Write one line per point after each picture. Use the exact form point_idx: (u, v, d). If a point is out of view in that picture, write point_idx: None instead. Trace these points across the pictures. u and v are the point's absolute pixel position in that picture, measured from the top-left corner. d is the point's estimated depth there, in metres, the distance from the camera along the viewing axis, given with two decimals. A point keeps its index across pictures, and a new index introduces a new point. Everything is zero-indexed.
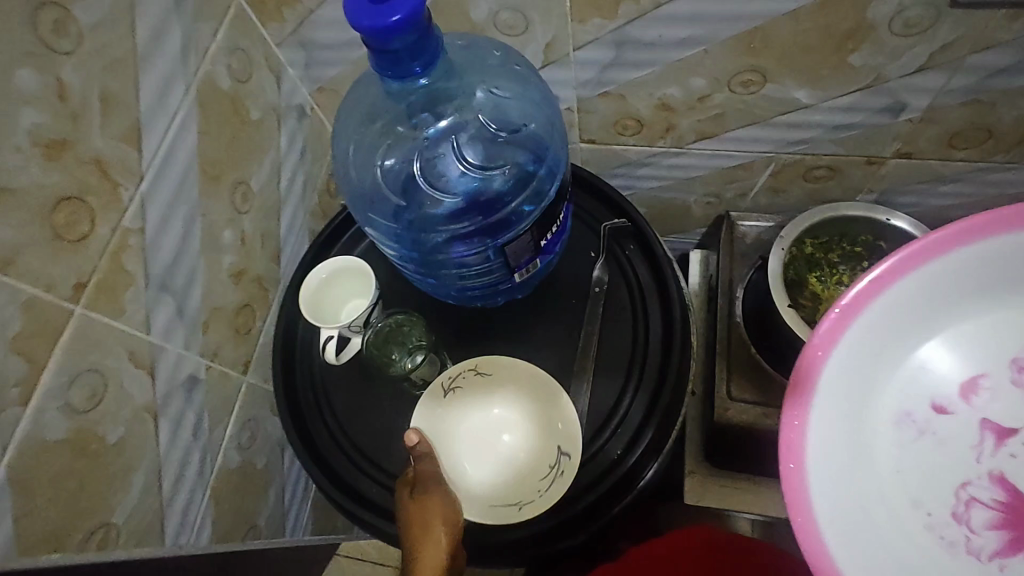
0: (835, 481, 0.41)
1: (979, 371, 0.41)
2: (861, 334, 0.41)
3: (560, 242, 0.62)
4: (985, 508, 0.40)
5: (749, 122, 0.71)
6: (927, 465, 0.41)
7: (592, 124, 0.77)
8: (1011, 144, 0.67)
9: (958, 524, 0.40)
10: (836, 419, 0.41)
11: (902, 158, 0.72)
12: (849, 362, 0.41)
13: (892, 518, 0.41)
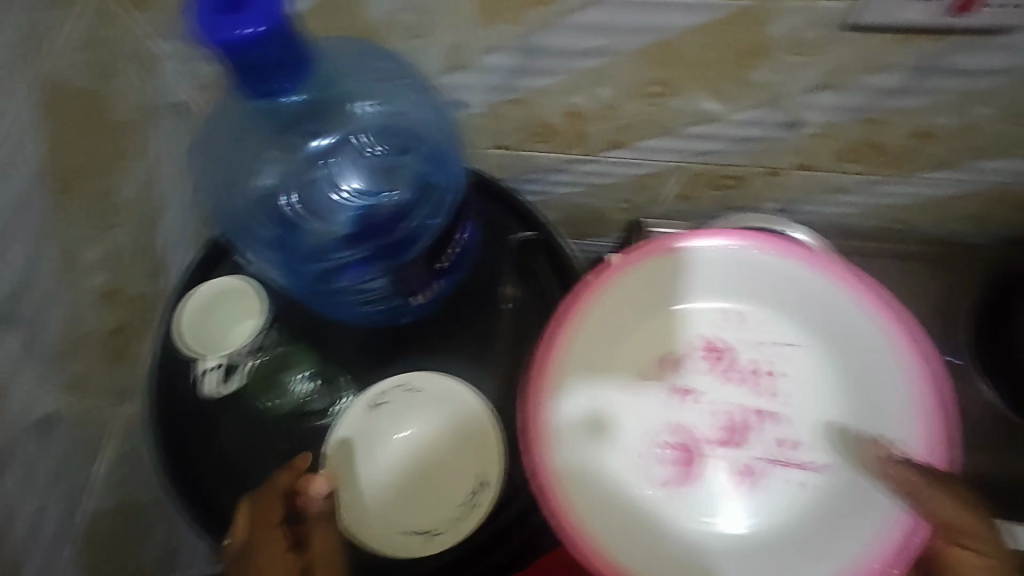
0: (579, 407, 0.57)
1: (671, 351, 0.58)
2: (594, 314, 0.57)
3: (457, 260, 0.60)
4: (670, 453, 0.56)
5: (656, 133, 0.71)
6: (639, 432, 0.57)
7: (502, 130, 0.74)
8: (898, 160, 0.70)
9: (653, 467, 0.56)
10: (579, 369, 0.57)
11: (802, 170, 0.74)
12: (580, 350, 0.56)
13: (614, 463, 0.56)
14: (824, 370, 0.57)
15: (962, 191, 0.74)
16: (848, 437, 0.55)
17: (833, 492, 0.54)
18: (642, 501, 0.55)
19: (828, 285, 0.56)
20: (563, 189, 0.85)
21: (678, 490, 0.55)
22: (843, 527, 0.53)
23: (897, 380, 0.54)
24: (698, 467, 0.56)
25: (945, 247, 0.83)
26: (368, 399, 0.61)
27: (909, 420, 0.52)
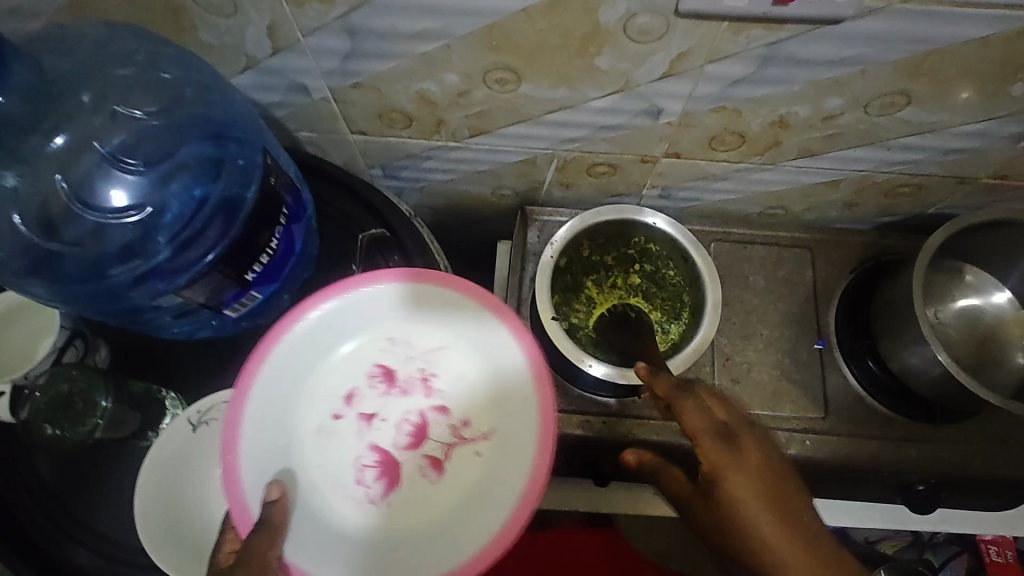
0: (263, 447, 0.53)
1: (367, 373, 0.57)
2: (275, 364, 0.55)
3: (285, 268, 0.55)
4: (372, 470, 0.55)
5: (516, 120, 0.67)
6: (333, 457, 0.55)
7: (357, 116, 0.69)
8: (764, 148, 0.68)
9: (357, 486, 0.54)
10: (263, 423, 0.54)
11: (673, 158, 0.72)
12: (265, 393, 0.54)
13: (319, 496, 0.54)
14: (482, 376, 0.57)
15: (834, 178, 0.73)
16: (511, 443, 0.54)
17: (500, 464, 0.54)
18: (362, 526, 0.53)
19: (502, 330, 0.56)
20: (437, 174, 0.81)
21: (405, 489, 0.54)
22: (504, 502, 0.52)
23: (525, 416, 0.54)
24: (399, 470, 0.55)
25: (823, 232, 0.82)
26: (188, 417, 0.56)
27: (533, 441, 0.53)
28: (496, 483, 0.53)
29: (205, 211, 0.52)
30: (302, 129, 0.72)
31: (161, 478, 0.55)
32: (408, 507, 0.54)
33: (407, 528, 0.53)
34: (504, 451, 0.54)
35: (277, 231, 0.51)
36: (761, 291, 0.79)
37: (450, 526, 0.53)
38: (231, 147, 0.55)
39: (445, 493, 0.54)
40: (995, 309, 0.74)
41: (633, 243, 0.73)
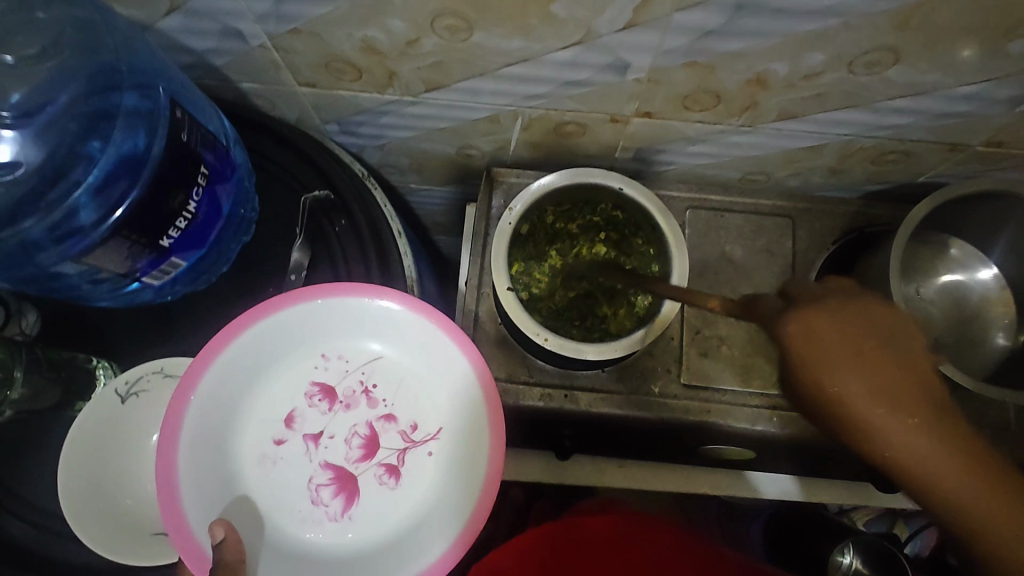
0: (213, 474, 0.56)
1: (304, 393, 0.60)
2: (209, 396, 0.56)
3: (214, 232, 0.51)
4: (329, 484, 0.58)
5: (473, 74, 0.61)
6: (285, 478, 0.58)
7: (302, 66, 0.63)
8: (741, 109, 0.63)
9: (316, 504, 0.57)
10: (210, 452, 0.56)
11: (645, 118, 0.67)
12: (202, 431, 0.56)
13: (283, 514, 0.57)
14: (421, 382, 0.60)
15: (818, 143, 0.68)
16: (463, 440, 0.59)
17: (452, 461, 0.59)
18: (332, 538, 0.57)
19: (440, 336, 0.59)
20: (396, 131, 0.75)
21: (365, 500, 0.58)
22: (467, 496, 0.57)
23: (473, 414, 0.58)
24: (356, 482, 0.58)
25: (806, 200, 0.78)
26: (116, 389, 0.55)
27: (484, 433, 0.57)
28: (452, 479, 0.58)
29: (112, 169, 0.48)
30: (245, 79, 0.66)
31: (84, 448, 0.54)
32: (371, 516, 0.57)
33: (379, 530, 0.57)
34: (456, 444, 0.59)
35: (195, 192, 0.47)
36: (737, 263, 0.76)
37: (418, 526, 0.57)
38: (132, 95, 0.50)
39: (407, 496, 0.58)
40: (979, 287, 0.70)
41: (599, 210, 0.69)
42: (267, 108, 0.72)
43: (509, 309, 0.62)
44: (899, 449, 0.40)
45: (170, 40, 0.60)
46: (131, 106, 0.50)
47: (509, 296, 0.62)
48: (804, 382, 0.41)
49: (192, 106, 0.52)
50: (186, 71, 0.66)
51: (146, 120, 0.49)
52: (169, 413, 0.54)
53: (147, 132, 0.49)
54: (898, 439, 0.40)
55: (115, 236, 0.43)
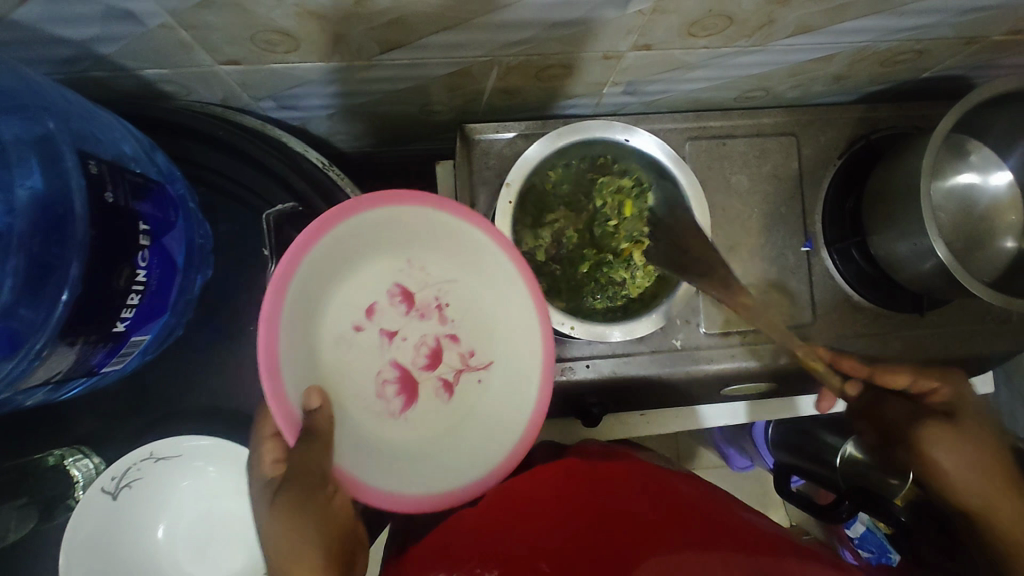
0: (295, 358, 0.48)
1: (385, 291, 0.53)
2: (309, 270, 0.49)
3: (173, 294, 0.44)
4: (393, 384, 0.53)
5: (441, 27, 0.50)
6: (353, 372, 0.52)
7: (219, 45, 0.50)
8: (754, 28, 0.54)
9: (379, 401, 0.52)
10: (296, 333, 0.49)
11: (643, 51, 0.57)
12: (296, 303, 0.49)
13: (348, 413, 0.51)
14: (489, 302, 0.55)
15: (830, 51, 0.61)
16: (515, 375, 0.54)
17: (503, 388, 0.54)
18: (387, 438, 0.52)
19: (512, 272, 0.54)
20: (347, 96, 0.63)
21: (422, 406, 0.53)
22: (504, 435, 0.53)
23: (527, 343, 0.54)
24: (417, 384, 0.54)
25: (808, 112, 0.72)
26: (103, 488, 0.48)
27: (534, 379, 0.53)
28: (499, 406, 0.54)
29: (19, 227, 0.36)
30: (147, 65, 0.52)
31: (94, 565, 0.48)
32: (428, 420, 0.53)
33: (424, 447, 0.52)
34: (500, 386, 0.54)
35: (141, 258, 0.40)
36: (745, 194, 0.71)
37: (457, 446, 0.53)
38: (11, 123, 0.37)
39: (455, 420, 0.54)
40: (990, 191, 0.68)
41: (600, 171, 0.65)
42: (180, 93, 0.57)
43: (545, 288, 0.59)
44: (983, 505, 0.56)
45: (33, 31, 0.45)
46: (18, 137, 0.37)
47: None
48: (929, 431, 0.59)
49: (94, 130, 0.40)
50: (63, 66, 0.50)
51: (39, 151, 0.37)
52: (288, 256, 0.47)
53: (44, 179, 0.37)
54: (978, 488, 0.57)
55: (62, 340, 0.36)
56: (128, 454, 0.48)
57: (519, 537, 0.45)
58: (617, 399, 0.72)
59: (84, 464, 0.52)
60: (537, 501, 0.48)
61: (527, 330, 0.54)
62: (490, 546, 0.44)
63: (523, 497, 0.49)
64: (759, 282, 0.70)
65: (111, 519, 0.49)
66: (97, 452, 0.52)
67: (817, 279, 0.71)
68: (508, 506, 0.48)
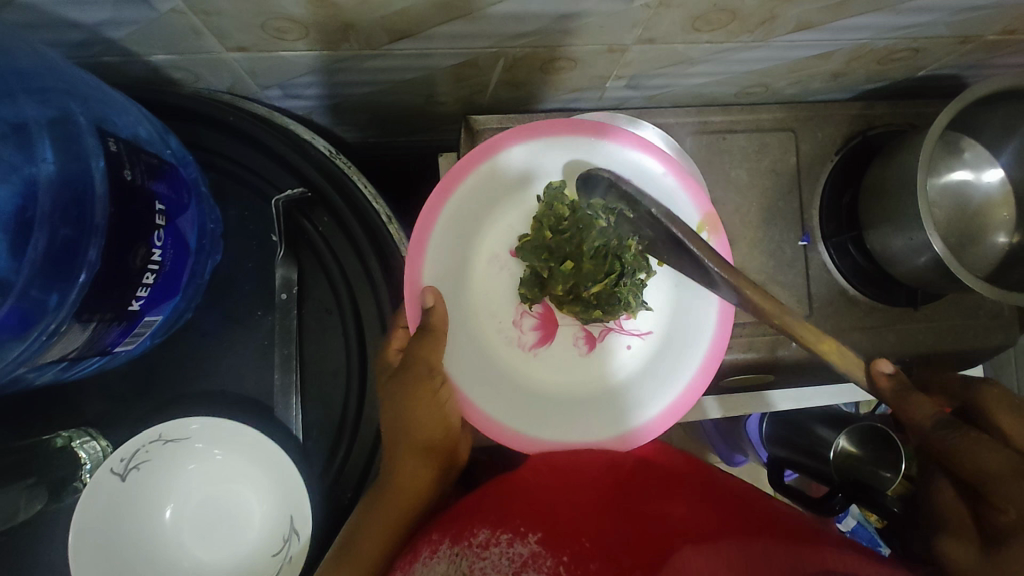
0: (444, 275, 0.61)
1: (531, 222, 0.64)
2: (449, 218, 0.61)
3: (185, 275, 0.44)
4: (532, 319, 0.63)
5: (451, 17, 0.50)
6: (506, 296, 0.63)
7: (230, 32, 0.50)
8: (757, 24, 0.55)
9: (519, 330, 0.63)
10: (439, 266, 0.60)
11: (646, 45, 0.58)
12: (447, 215, 0.61)
13: (501, 342, 0.62)
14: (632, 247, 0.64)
15: (829, 48, 0.62)
16: (667, 353, 0.63)
17: (651, 358, 0.63)
18: (514, 362, 0.62)
19: (695, 216, 0.64)
20: (353, 87, 0.63)
21: (559, 344, 0.63)
22: (652, 398, 0.62)
23: (694, 347, 0.62)
24: (557, 328, 0.64)
25: (806, 109, 0.73)
26: (112, 469, 0.49)
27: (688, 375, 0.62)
28: (649, 372, 0.63)
29: (41, 206, 0.36)
30: (157, 51, 0.52)
31: (99, 546, 0.48)
32: (561, 358, 0.63)
33: (552, 384, 0.62)
34: (658, 353, 0.63)
35: (156, 238, 0.40)
36: (745, 188, 0.72)
37: (603, 403, 0.62)
38: (31, 103, 0.37)
39: (637, 379, 0.63)
40: (983, 188, 0.69)
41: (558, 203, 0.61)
42: (189, 80, 0.58)
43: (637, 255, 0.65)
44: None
45: (45, 13, 0.45)
46: (38, 117, 0.37)
47: (703, 244, 0.64)
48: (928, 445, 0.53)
49: (111, 112, 0.40)
50: (74, 50, 0.50)
51: (59, 132, 0.37)
52: (448, 178, 0.61)
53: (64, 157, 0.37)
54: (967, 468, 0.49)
55: (78, 318, 0.37)
56: (138, 434, 0.48)
57: (546, 526, 0.46)
58: None
59: (90, 446, 0.51)
60: (566, 506, 0.49)
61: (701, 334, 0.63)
62: (533, 511, 0.48)
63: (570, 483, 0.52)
64: (757, 275, 0.71)
65: (118, 502, 0.49)
66: (104, 436, 0.52)
67: (814, 273, 0.73)
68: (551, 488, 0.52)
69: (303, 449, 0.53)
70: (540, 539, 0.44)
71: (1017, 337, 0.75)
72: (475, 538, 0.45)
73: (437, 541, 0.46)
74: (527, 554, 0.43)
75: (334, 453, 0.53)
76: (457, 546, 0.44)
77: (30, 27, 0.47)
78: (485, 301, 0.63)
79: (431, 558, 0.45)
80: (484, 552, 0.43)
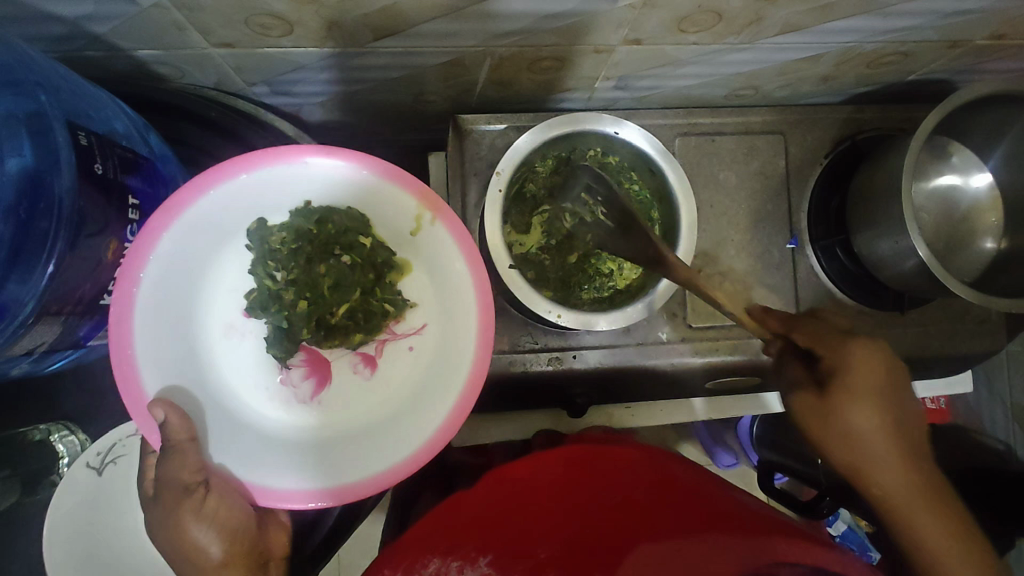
0: (162, 347, 0.48)
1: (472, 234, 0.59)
2: (158, 270, 0.47)
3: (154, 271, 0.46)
4: (299, 369, 0.54)
5: (435, 15, 0.50)
6: (244, 349, 0.53)
7: (213, 28, 0.50)
8: (743, 26, 0.55)
9: (285, 384, 0.54)
10: (158, 336, 0.48)
11: (633, 46, 0.58)
12: (151, 304, 0.47)
13: (228, 403, 0.52)
14: (450, 304, 0.54)
15: (817, 51, 0.62)
16: (444, 341, 0.54)
17: (430, 358, 0.54)
18: (296, 421, 0.53)
19: (412, 203, 0.52)
20: (340, 84, 0.63)
21: (337, 385, 0.54)
22: (448, 387, 0.52)
23: (463, 306, 0.52)
24: (330, 367, 0.55)
25: (795, 112, 0.73)
26: (88, 463, 0.50)
27: (469, 348, 0.51)
28: (428, 376, 0.53)
29: None
30: (140, 46, 0.52)
31: (76, 537, 0.50)
32: (340, 401, 0.54)
33: (329, 431, 0.53)
34: (416, 392, 0.53)
35: (128, 233, 0.41)
36: (733, 191, 0.72)
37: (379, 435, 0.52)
38: (4, 97, 0.38)
39: (365, 436, 0.52)
40: (971, 193, 0.69)
41: (272, 247, 0.52)
42: (174, 76, 0.57)
43: (407, 256, 0.55)
44: (941, 547, 0.50)
45: (26, 8, 0.45)
46: (10, 111, 0.37)
47: (437, 231, 0.52)
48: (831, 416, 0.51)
49: (87, 106, 0.40)
50: (57, 44, 0.50)
51: (30, 126, 0.37)
52: (141, 236, 0.46)
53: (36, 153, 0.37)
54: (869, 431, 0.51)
55: (50, 313, 0.37)
56: (111, 431, 0.50)
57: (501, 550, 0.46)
58: (614, 389, 0.74)
59: (69, 440, 0.53)
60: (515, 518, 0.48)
61: (461, 298, 0.52)
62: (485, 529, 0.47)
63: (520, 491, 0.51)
64: (744, 277, 0.71)
65: (95, 493, 0.52)
66: (83, 430, 0.53)
67: (802, 276, 0.72)
68: (508, 488, 0.50)
69: None
70: (491, 563, 0.45)
71: (1004, 342, 0.75)
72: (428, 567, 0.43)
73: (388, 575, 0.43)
74: None
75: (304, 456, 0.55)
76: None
77: (10, 20, 0.46)
78: (199, 359, 0.51)
79: None
80: None
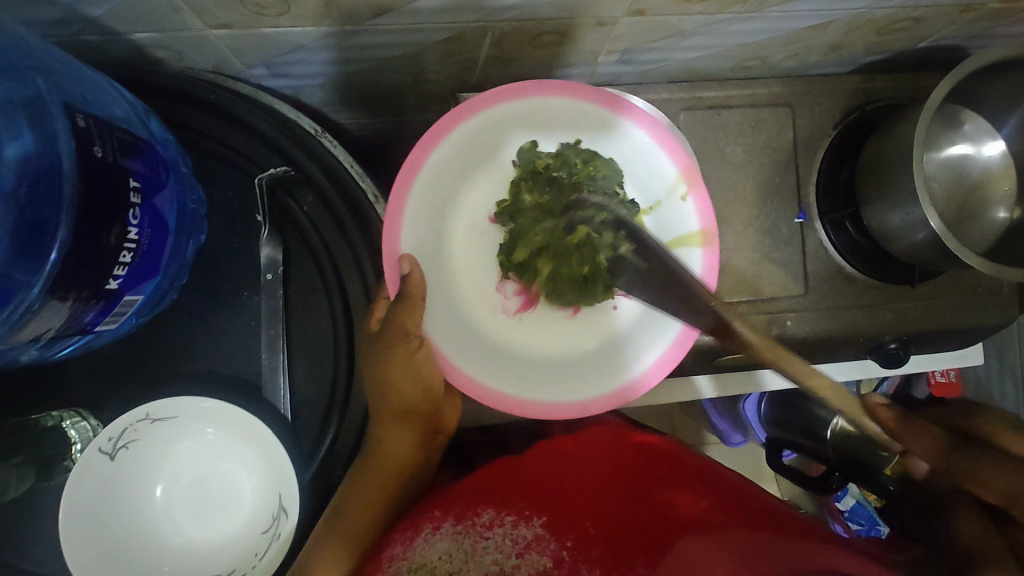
0: (418, 224, 0.61)
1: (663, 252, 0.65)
2: (443, 161, 0.62)
3: (165, 254, 0.45)
4: (515, 286, 0.63)
5: None
6: (478, 257, 0.63)
7: (211, 10, 0.49)
8: None
9: (500, 297, 0.63)
10: (420, 221, 0.61)
11: (638, 17, 0.57)
12: (429, 181, 0.61)
13: (467, 304, 0.62)
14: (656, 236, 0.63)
15: (827, 19, 0.61)
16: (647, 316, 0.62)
17: (629, 324, 0.63)
18: (505, 333, 0.62)
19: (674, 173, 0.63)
20: (340, 65, 0.62)
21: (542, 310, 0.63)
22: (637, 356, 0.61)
23: None
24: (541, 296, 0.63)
25: (802, 83, 0.72)
26: (100, 448, 0.52)
27: (661, 344, 0.61)
28: (622, 339, 0.62)
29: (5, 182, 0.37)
30: (137, 29, 0.51)
31: (91, 519, 0.52)
32: (542, 324, 0.63)
33: (542, 349, 0.62)
34: (621, 335, 0.62)
35: (132, 216, 0.41)
36: (740, 164, 0.71)
37: (588, 363, 0.62)
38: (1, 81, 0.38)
39: (588, 358, 0.62)
40: (983, 161, 0.68)
41: (536, 169, 0.61)
42: (172, 59, 0.57)
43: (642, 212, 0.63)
44: None
45: None
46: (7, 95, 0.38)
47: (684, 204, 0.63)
48: None
49: (85, 92, 0.40)
50: (55, 28, 0.49)
51: (27, 112, 0.38)
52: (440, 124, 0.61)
53: (35, 133, 0.38)
54: None
55: (52, 296, 0.38)
56: (125, 416, 0.52)
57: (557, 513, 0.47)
58: None
59: (81, 425, 0.55)
60: (576, 499, 0.49)
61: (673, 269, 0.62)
62: (538, 496, 0.49)
63: (576, 466, 0.53)
64: (753, 251, 0.71)
65: (107, 478, 0.54)
66: (94, 415, 0.56)
67: (813, 250, 0.71)
68: (558, 474, 0.52)
69: (292, 427, 0.57)
70: (546, 522, 0.45)
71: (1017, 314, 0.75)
72: (480, 518, 0.45)
73: (440, 519, 0.46)
74: (531, 536, 0.43)
75: (324, 431, 0.57)
76: (460, 524, 0.44)
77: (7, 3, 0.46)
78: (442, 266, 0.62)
79: (432, 533, 0.45)
80: (487, 533, 0.43)
